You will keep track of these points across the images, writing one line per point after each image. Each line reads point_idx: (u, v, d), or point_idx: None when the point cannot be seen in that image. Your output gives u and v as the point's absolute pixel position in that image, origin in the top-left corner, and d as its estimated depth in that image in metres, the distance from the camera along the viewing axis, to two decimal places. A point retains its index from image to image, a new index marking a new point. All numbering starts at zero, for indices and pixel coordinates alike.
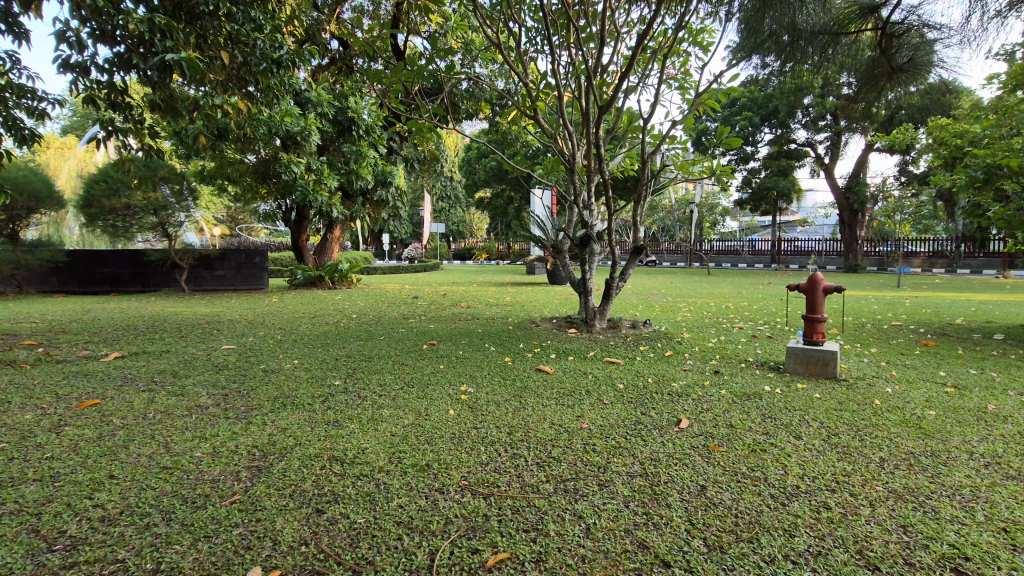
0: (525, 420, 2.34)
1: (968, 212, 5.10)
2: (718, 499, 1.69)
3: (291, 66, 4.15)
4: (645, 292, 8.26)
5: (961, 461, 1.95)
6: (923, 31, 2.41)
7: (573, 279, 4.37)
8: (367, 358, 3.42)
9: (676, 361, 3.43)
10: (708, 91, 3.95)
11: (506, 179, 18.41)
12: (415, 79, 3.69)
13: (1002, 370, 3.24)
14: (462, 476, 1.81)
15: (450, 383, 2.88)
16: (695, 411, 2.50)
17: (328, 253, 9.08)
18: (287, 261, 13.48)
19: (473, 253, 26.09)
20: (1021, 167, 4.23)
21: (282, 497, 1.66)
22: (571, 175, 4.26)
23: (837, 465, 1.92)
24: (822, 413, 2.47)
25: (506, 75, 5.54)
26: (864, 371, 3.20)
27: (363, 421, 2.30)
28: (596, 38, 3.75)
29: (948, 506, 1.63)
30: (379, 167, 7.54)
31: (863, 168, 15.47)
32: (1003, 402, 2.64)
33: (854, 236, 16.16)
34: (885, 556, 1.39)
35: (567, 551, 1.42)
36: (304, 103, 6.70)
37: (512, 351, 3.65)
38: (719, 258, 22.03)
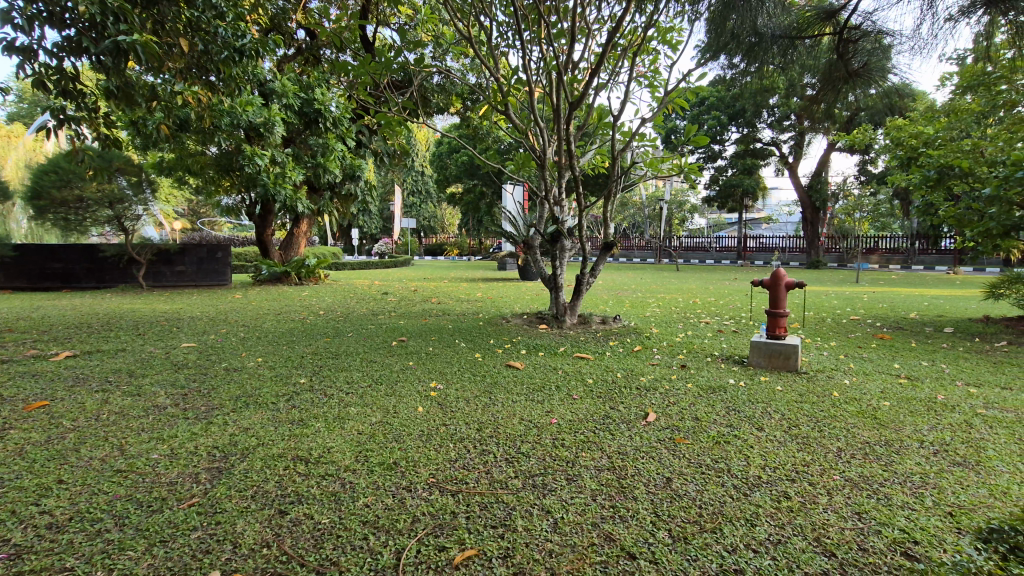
0: (495, 416, 2.34)
1: (922, 211, 5.25)
2: (682, 491, 1.72)
3: (254, 55, 4.01)
4: (616, 287, 8.36)
5: (912, 449, 2.03)
6: (880, 37, 2.41)
7: (544, 275, 4.38)
8: (335, 355, 3.37)
9: (645, 355, 3.48)
10: (676, 89, 4.01)
11: (478, 175, 18.34)
12: (383, 71, 3.62)
13: (952, 361, 3.40)
14: (430, 473, 1.79)
15: (420, 379, 2.86)
16: (662, 404, 2.54)
17: (294, 247, 8.89)
18: (253, 256, 13.14)
19: (444, 248, 25.92)
20: (971, 167, 4.44)
21: (243, 499, 1.62)
22: (541, 171, 4.25)
23: (797, 456, 1.98)
24: (783, 405, 2.55)
25: (478, 70, 5.51)
26: (823, 364, 3.31)
27: (329, 419, 2.26)
28: (567, 34, 3.74)
29: (900, 493, 1.70)
30: (348, 161, 7.41)
31: (825, 168, 15.96)
32: (952, 392, 2.76)
33: (816, 233, 16.66)
34: (841, 542, 1.44)
35: (534, 546, 1.42)
36: (269, 93, 6.50)
37: (482, 347, 3.64)
38: (687, 254, 22.46)
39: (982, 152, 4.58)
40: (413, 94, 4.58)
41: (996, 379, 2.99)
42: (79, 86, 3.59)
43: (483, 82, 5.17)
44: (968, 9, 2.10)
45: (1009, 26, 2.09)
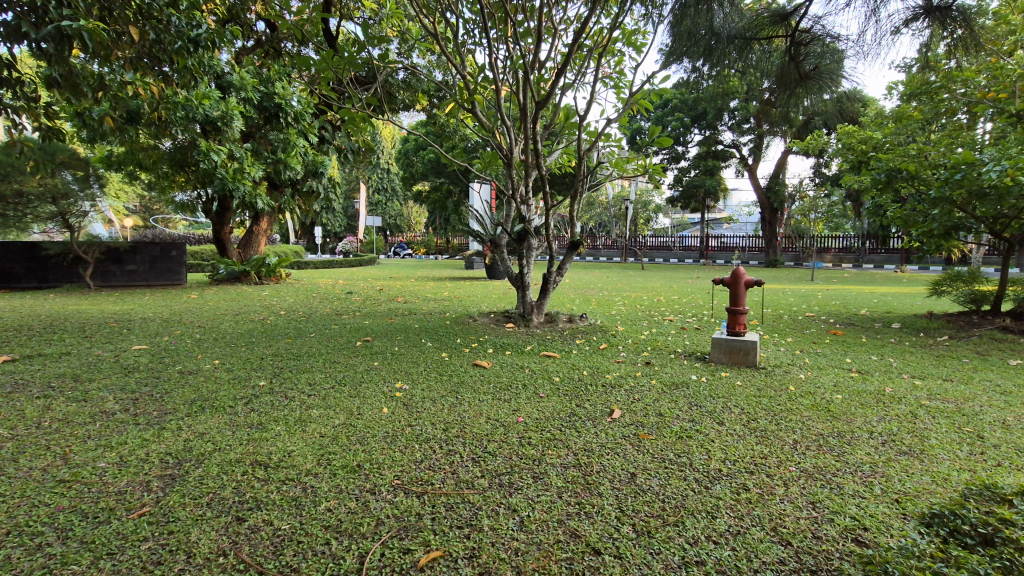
0: (461, 416, 2.32)
1: (871, 212, 5.49)
2: (646, 485, 1.75)
3: (211, 46, 3.86)
4: (582, 286, 8.45)
5: (862, 440, 2.12)
6: (829, 40, 2.42)
7: (510, 274, 4.37)
8: (296, 356, 3.29)
9: (611, 353, 3.53)
10: (641, 90, 4.08)
11: (444, 173, 18.22)
12: (346, 66, 3.54)
13: (899, 355, 3.57)
14: (395, 475, 1.77)
15: (384, 380, 2.81)
16: (627, 401, 2.58)
17: (254, 245, 8.62)
18: (210, 254, 12.67)
19: (410, 247, 25.63)
20: (918, 170, 4.66)
21: (198, 507, 1.55)
22: (508, 169, 4.25)
23: (755, 449, 2.04)
24: (743, 399, 2.62)
25: (444, 67, 5.46)
26: (781, 360, 3.43)
27: (290, 422, 2.20)
28: (534, 33, 3.74)
29: (851, 482, 1.77)
30: (310, 157, 7.22)
31: (782, 170, 16.52)
32: (898, 385, 2.90)
33: (773, 233, 17.23)
34: (796, 531, 1.49)
35: (499, 546, 1.42)
36: (226, 87, 6.28)
37: (448, 346, 3.61)
38: (652, 253, 22.89)
39: (926, 157, 4.83)
40: (378, 90, 4.50)
41: (939, 372, 3.16)
42: (17, 73, 3.37)
43: (449, 79, 5.14)
44: (910, 21, 2.19)
45: (950, 39, 2.21)
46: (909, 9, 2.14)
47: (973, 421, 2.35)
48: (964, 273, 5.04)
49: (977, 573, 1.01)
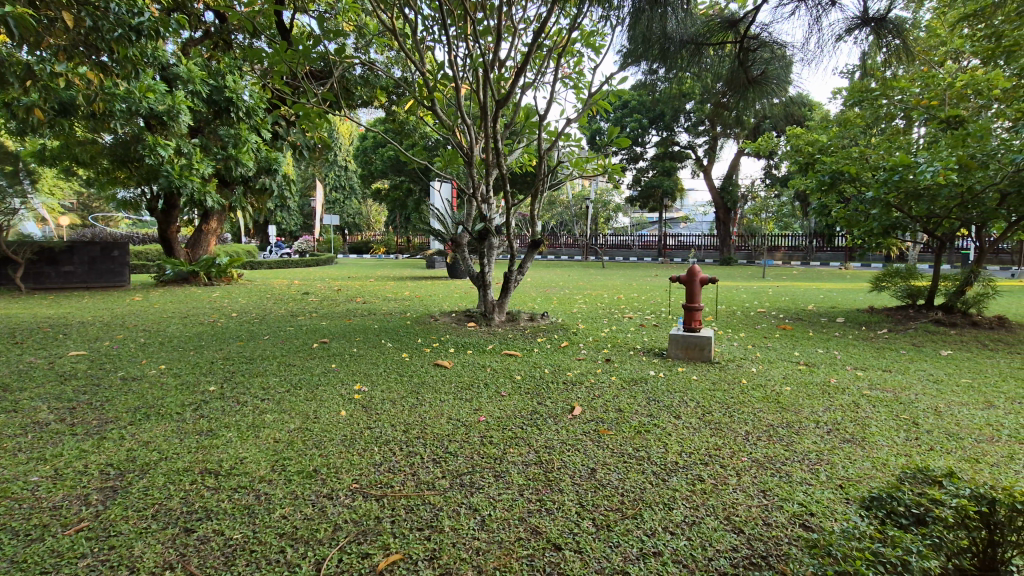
0: (422, 416, 2.30)
1: (818, 212, 5.74)
2: (606, 480, 1.78)
3: (155, 35, 3.67)
4: (544, 284, 8.54)
5: (809, 429, 2.23)
6: (774, 46, 2.52)
7: (471, 273, 4.35)
8: (249, 359, 3.18)
9: (571, 351, 3.57)
10: (599, 91, 4.13)
11: (405, 171, 18.00)
12: (300, 60, 3.43)
13: (843, 348, 3.76)
14: (354, 479, 1.73)
15: (342, 382, 2.75)
16: (587, 398, 2.62)
17: (203, 245, 8.28)
18: (156, 254, 12.08)
19: (370, 246, 25.20)
20: (859, 173, 4.92)
21: (142, 519, 1.48)
22: (469, 168, 4.23)
23: (709, 441, 2.11)
24: (698, 393, 2.71)
25: (403, 64, 5.38)
26: (733, 354, 3.55)
27: (242, 428, 2.12)
28: (494, 32, 3.72)
29: (798, 470, 1.85)
30: (263, 153, 6.98)
31: (735, 171, 17.12)
32: (842, 376, 3.06)
33: (727, 232, 17.84)
34: (748, 519, 1.55)
35: (460, 546, 1.41)
36: (172, 79, 6.00)
37: (408, 347, 3.57)
38: (613, 252, 23.33)
39: (867, 159, 5.09)
40: (334, 86, 4.40)
41: (878, 363, 3.35)
42: None
43: (407, 77, 5.08)
44: (853, 29, 2.29)
45: (887, 48, 2.33)
46: (850, 19, 2.24)
47: (909, 408, 2.50)
48: (902, 270, 5.35)
49: (911, 552, 1.07)
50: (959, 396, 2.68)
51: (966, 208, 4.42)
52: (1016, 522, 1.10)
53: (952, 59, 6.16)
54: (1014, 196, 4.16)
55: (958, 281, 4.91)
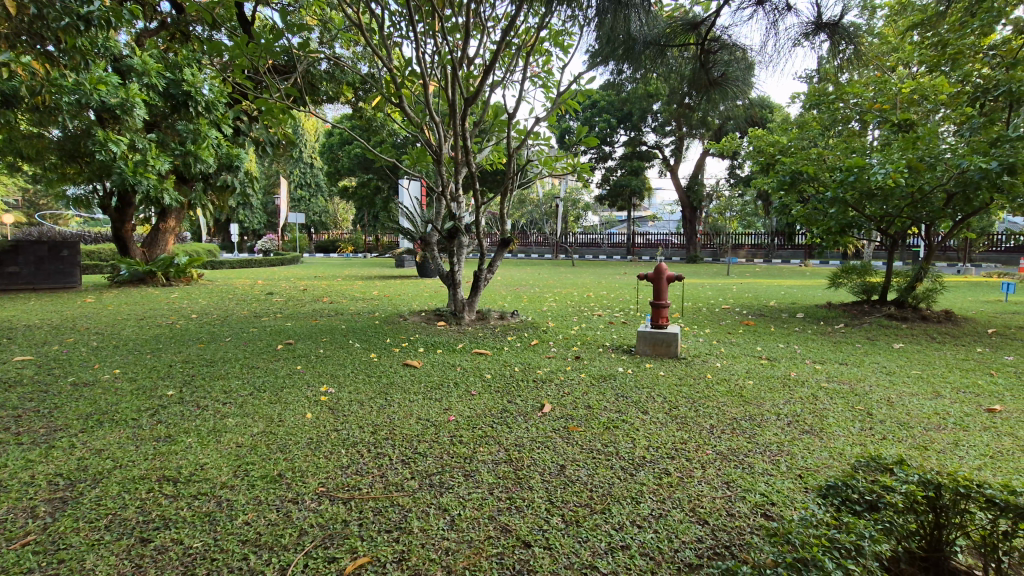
0: (391, 417, 2.27)
1: (778, 210, 5.92)
2: (575, 476, 1.80)
3: (106, 25, 3.51)
4: (514, 283, 8.56)
5: (770, 422, 2.30)
6: (734, 49, 2.58)
7: (441, 272, 4.32)
8: (209, 362, 3.08)
9: (542, 349, 3.59)
10: (567, 90, 4.16)
11: (373, 169, 17.74)
12: (262, 54, 3.33)
13: (802, 343, 3.90)
14: (320, 482, 1.70)
15: (308, 384, 2.70)
16: (557, 395, 2.64)
17: (160, 245, 8.00)
18: (109, 254, 11.57)
19: (338, 244, 24.75)
20: (817, 173, 5.10)
21: (94, 531, 1.41)
22: (437, 166, 4.19)
23: (676, 435, 2.15)
24: (665, 388, 2.76)
25: (370, 59, 5.29)
26: (699, 350, 3.64)
27: (203, 433, 2.06)
28: (462, 29, 3.70)
29: (760, 461, 1.91)
30: (224, 150, 6.76)
31: (701, 172, 17.51)
32: (801, 369, 3.18)
33: (693, 231, 18.25)
34: (713, 510, 1.59)
35: (429, 547, 1.40)
36: (126, 71, 5.75)
37: (377, 347, 3.53)
38: (583, 250, 23.56)
39: (825, 160, 5.28)
40: (299, 81, 4.29)
41: (836, 356, 3.49)
42: None
43: (375, 73, 5.00)
44: (811, 33, 2.36)
45: (843, 54, 2.41)
46: (807, 24, 2.32)
47: (864, 399, 2.61)
48: (857, 267, 5.57)
49: (864, 537, 1.12)
50: (909, 387, 2.82)
51: (916, 208, 4.64)
52: (959, 505, 1.16)
53: (902, 65, 6.45)
54: (959, 196, 4.38)
55: (909, 277, 5.15)
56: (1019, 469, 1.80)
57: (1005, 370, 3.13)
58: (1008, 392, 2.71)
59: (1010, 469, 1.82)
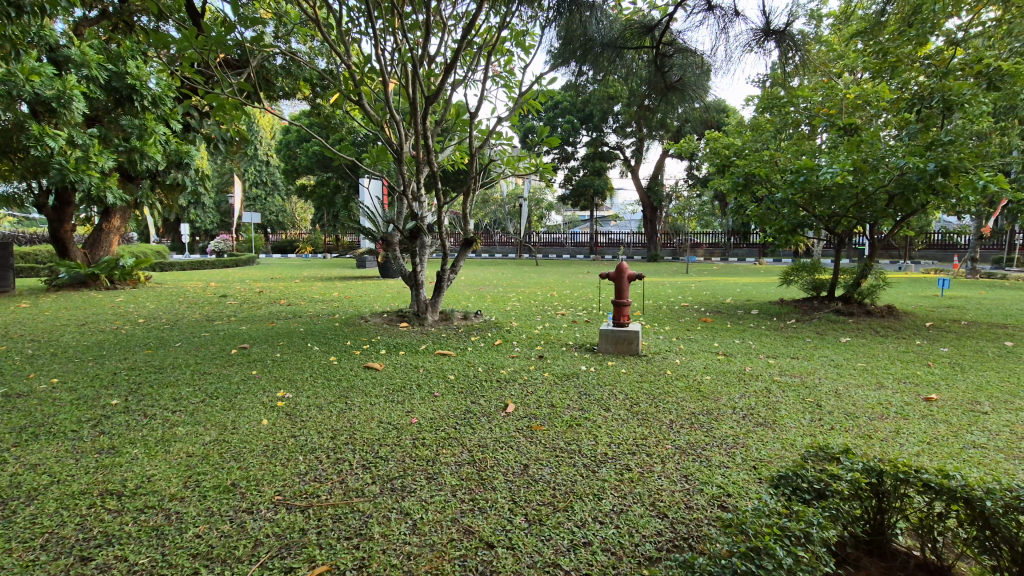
0: (351, 422, 2.23)
1: (734, 210, 6.12)
2: (538, 475, 1.81)
3: (39, 11, 3.29)
4: (477, 283, 8.53)
5: (727, 415, 2.38)
6: (688, 53, 2.63)
7: (403, 273, 4.26)
8: (157, 369, 2.95)
9: (505, 348, 3.59)
10: (529, 90, 4.17)
11: (331, 167, 17.33)
12: (213, 48, 3.20)
13: (756, 338, 4.04)
14: (276, 491, 1.64)
15: (264, 389, 2.61)
16: (521, 395, 2.64)
17: (104, 246, 7.61)
18: (46, 256, 10.89)
19: (297, 244, 24.07)
20: (769, 175, 5.31)
21: (28, 551, 1.33)
22: (398, 165, 4.13)
23: (637, 431, 2.19)
24: (627, 385, 2.81)
25: (327, 54, 5.17)
26: (659, 347, 3.71)
27: (150, 443, 1.97)
28: (423, 27, 3.66)
29: (717, 454, 1.97)
30: (173, 146, 6.48)
31: (660, 172, 17.90)
32: (756, 364, 3.29)
33: (654, 230, 18.63)
34: (672, 503, 1.62)
35: (391, 552, 1.38)
36: (63, 62, 5.42)
37: (337, 349, 3.46)
38: (546, 249, 23.71)
39: (776, 162, 5.49)
40: (252, 76, 4.14)
41: (787, 351, 3.62)
42: None
43: (333, 69, 4.89)
44: (763, 39, 2.44)
45: (793, 61, 2.50)
46: (759, 31, 2.39)
47: (814, 392, 2.72)
48: (807, 265, 5.81)
49: (813, 524, 1.16)
50: (855, 378, 2.96)
51: (861, 208, 4.87)
52: (899, 490, 1.22)
53: (846, 72, 6.76)
54: (899, 198, 4.62)
55: (854, 274, 5.41)
56: (953, 454, 1.92)
57: (941, 361, 3.33)
58: (943, 381, 2.89)
59: (945, 454, 1.94)
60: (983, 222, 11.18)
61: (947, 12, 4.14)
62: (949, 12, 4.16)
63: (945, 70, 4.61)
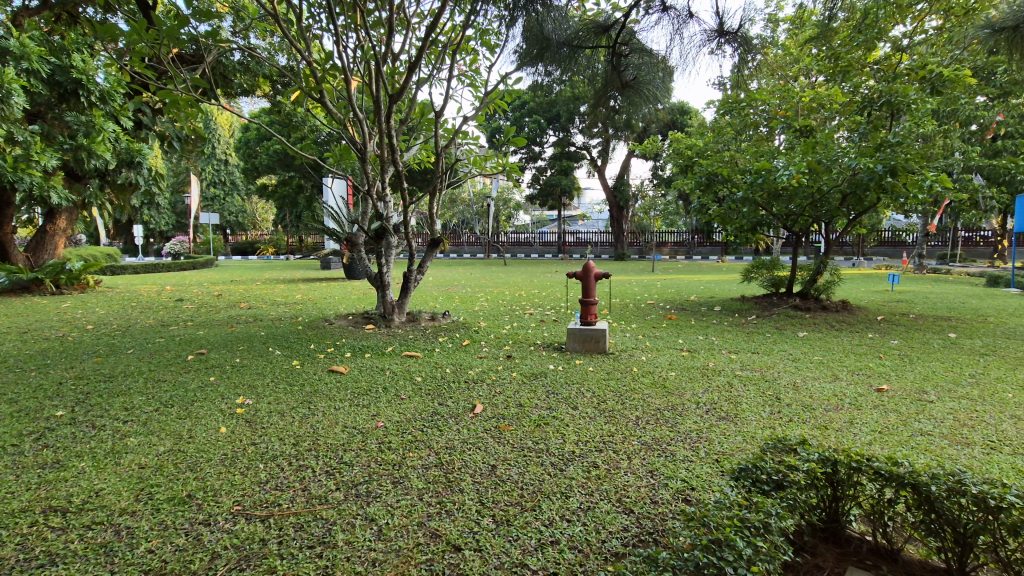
0: (314, 427, 2.18)
1: (697, 209, 6.25)
2: (506, 475, 1.80)
3: None
4: (445, 283, 8.47)
5: (691, 410, 2.43)
6: (644, 53, 2.66)
7: (368, 274, 4.19)
8: (108, 377, 2.82)
9: (473, 349, 3.58)
10: (495, 90, 4.16)
11: (293, 166, 16.89)
12: (165, 41, 3.07)
13: (719, 334, 4.14)
14: (235, 501, 1.59)
15: (223, 396, 2.53)
16: (489, 395, 2.64)
17: (48, 249, 7.23)
18: None
19: (258, 246, 23.39)
20: (730, 175, 5.45)
21: None
22: (362, 164, 4.05)
23: (604, 428, 2.22)
24: (594, 383, 2.84)
25: (288, 50, 5.04)
26: (626, 344, 3.76)
27: (99, 455, 1.88)
28: (386, 24, 3.61)
29: (682, 448, 2.01)
30: (123, 144, 6.21)
31: (626, 172, 18.17)
32: (718, 359, 3.37)
33: (621, 229, 18.90)
34: (638, 499, 1.65)
35: (356, 559, 1.35)
36: None
37: (299, 353, 3.38)
38: (514, 249, 23.71)
39: (737, 162, 5.64)
40: (208, 72, 3.99)
41: (748, 346, 3.73)
42: None
43: (293, 65, 4.77)
44: (722, 38, 2.48)
45: (751, 62, 2.55)
46: (717, 34, 2.45)
47: (773, 385, 2.81)
48: (767, 262, 6.00)
49: (771, 514, 1.19)
50: (811, 371, 3.08)
51: (816, 207, 5.04)
52: (852, 478, 1.27)
53: (802, 76, 7.00)
54: (852, 197, 4.81)
55: (811, 271, 5.61)
56: (903, 442, 2.01)
57: (891, 353, 3.48)
58: (893, 372, 3.03)
59: (896, 443, 2.02)
60: (929, 220, 11.77)
61: (893, 20, 4.34)
62: (895, 20, 4.36)
63: (892, 75, 4.84)
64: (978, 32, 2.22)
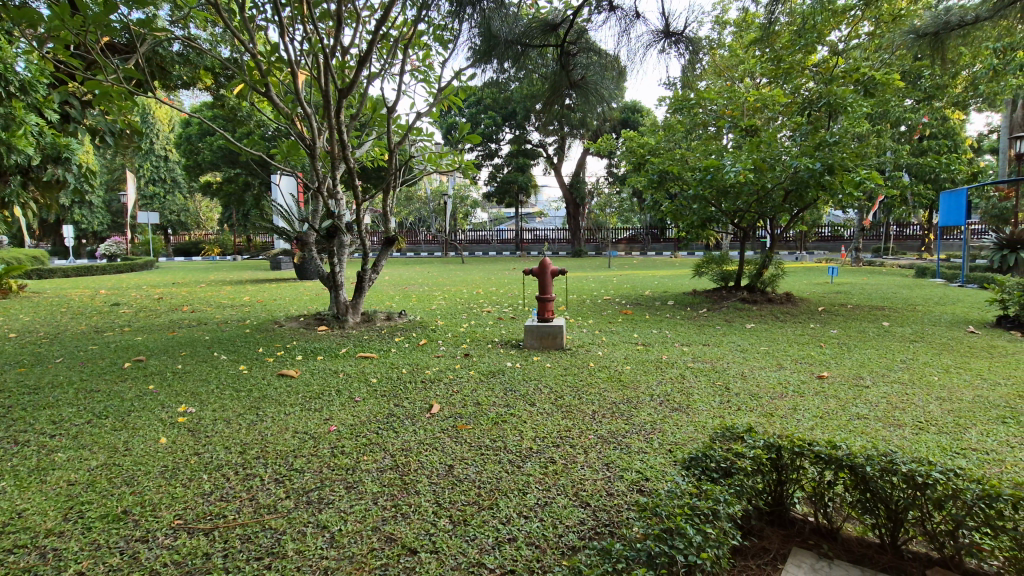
0: (262, 434, 2.10)
1: (650, 205, 6.39)
2: (463, 475, 1.79)
3: None
4: (402, 283, 8.24)
5: (646, 403, 2.48)
6: (593, 53, 2.69)
7: (320, 274, 4.07)
8: (33, 389, 2.62)
9: (430, 348, 3.54)
10: (448, 85, 4.12)
11: (239, 162, 16.18)
12: (93, 28, 2.88)
13: (672, 328, 4.26)
14: (176, 515, 1.51)
15: (163, 405, 2.40)
16: (446, 394, 2.61)
17: None
18: None
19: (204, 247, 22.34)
20: (681, 172, 5.58)
21: None
22: (312, 161, 3.93)
23: (561, 423, 2.24)
24: (551, 379, 2.86)
25: (231, 42, 4.83)
26: (583, 340, 3.81)
27: (22, 474, 1.74)
28: (334, 17, 3.51)
29: (636, 441, 2.05)
30: (49, 138, 5.78)
31: (582, 169, 18.38)
32: (671, 352, 3.47)
33: (578, 226, 19.13)
34: (594, 492, 1.67)
35: (306, 568, 1.31)
36: None
37: (247, 357, 3.25)
38: (472, 248, 23.59)
39: (687, 160, 5.79)
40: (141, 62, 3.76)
41: (700, 339, 3.85)
42: None
43: (237, 57, 4.57)
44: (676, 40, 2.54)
45: (701, 63, 2.63)
46: (666, 36, 2.51)
47: (723, 375, 2.92)
48: (716, 257, 6.20)
49: (719, 501, 1.23)
50: (758, 361, 3.20)
51: (761, 204, 5.25)
52: (795, 463, 1.33)
53: (746, 77, 7.26)
54: (793, 194, 5.04)
55: (757, 265, 5.84)
56: (841, 426, 2.12)
57: (831, 342, 3.68)
58: (833, 360, 3.20)
59: (835, 427, 2.13)
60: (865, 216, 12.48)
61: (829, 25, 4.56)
62: (831, 25, 4.59)
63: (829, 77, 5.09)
64: (904, 37, 2.33)
